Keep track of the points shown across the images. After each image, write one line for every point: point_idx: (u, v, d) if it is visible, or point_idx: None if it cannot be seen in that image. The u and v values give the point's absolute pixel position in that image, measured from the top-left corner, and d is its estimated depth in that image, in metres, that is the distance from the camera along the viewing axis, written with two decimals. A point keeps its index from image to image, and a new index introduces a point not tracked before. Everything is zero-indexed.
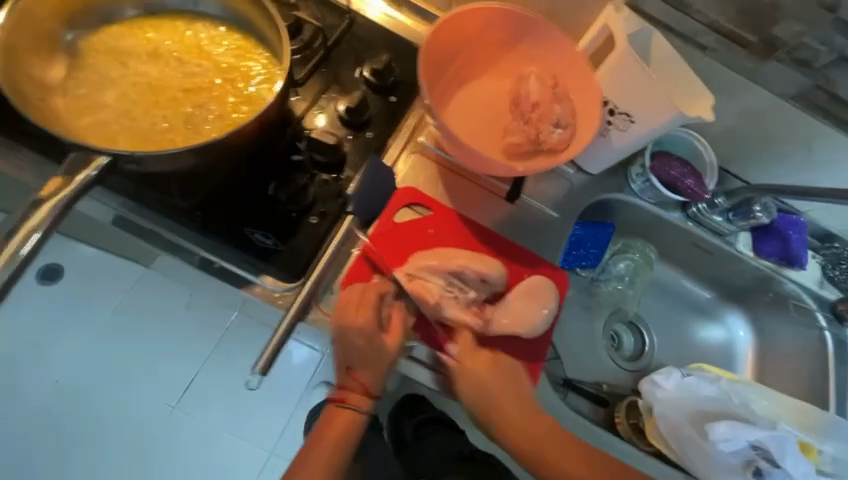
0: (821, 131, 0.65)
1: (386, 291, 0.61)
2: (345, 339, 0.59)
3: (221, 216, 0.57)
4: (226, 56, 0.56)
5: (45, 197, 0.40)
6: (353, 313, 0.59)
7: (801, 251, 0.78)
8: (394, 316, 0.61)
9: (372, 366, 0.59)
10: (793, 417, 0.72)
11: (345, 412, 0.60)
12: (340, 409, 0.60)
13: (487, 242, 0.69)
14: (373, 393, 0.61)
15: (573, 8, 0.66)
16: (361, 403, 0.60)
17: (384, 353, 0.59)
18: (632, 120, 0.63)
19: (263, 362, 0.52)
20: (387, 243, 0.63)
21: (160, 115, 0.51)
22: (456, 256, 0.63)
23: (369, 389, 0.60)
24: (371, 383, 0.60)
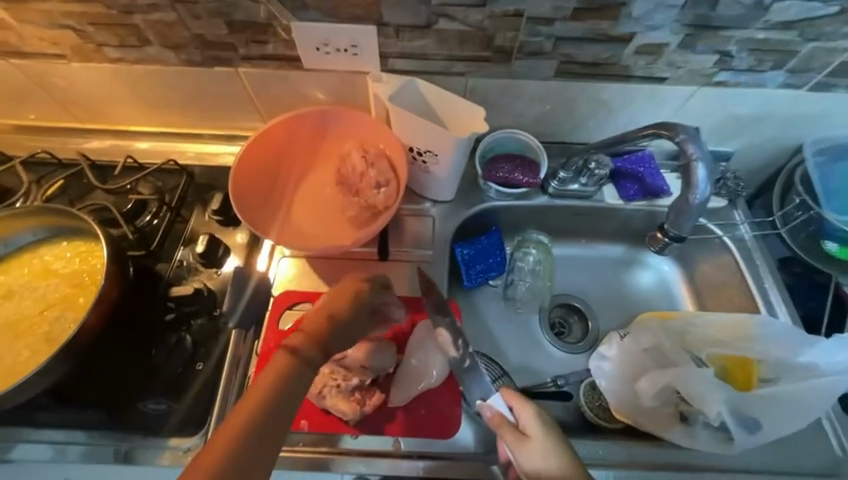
0: (597, 88, 0.72)
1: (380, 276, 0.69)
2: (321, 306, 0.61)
3: (116, 402, 0.61)
4: (71, 265, 0.63)
5: None
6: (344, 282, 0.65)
7: (657, 181, 0.84)
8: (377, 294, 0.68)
9: (348, 323, 0.60)
10: (733, 335, 0.70)
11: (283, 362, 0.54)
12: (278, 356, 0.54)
13: None
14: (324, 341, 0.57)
15: (348, 90, 0.75)
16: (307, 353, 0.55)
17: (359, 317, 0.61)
18: (437, 154, 0.71)
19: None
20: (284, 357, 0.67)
21: (22, 346, 0.57)
22: None
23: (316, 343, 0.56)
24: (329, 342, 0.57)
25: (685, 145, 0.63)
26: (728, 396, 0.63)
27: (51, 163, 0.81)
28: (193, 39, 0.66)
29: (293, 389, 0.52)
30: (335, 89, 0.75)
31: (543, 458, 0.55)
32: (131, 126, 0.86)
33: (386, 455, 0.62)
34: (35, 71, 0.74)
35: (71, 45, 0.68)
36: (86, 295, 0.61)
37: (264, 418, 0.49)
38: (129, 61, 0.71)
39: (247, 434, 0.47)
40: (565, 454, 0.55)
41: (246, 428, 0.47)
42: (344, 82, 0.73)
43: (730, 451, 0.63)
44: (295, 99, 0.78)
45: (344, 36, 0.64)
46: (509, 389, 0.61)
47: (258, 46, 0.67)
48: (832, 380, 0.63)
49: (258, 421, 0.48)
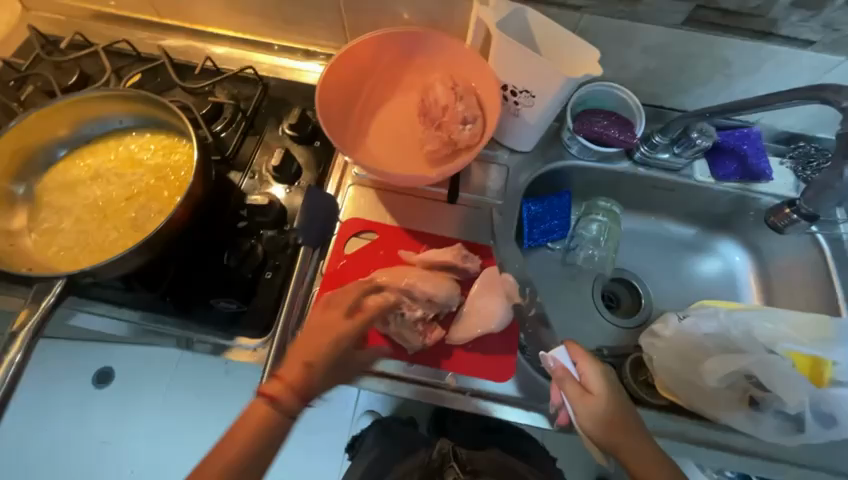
0: (726, 44, 0.64)
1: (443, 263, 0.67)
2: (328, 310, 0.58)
3: (190, 295, 0.64)
4: (155, 157, 0.63)
5: (17, 328, 0.48)
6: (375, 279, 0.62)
7: (761, 163, 0.77)
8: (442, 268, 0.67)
9: (321, 372, 0.54)
10: (811, 335, 0.67)
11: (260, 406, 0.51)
12: (256, 403, 0.51)
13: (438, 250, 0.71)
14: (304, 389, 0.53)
15: (447, 12, 0.69)
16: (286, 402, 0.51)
17: (345, 341, 0.57)
18: (534, 95, 0.65)
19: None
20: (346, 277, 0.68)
21: (111, 227, 0.59)
22: (407, 274, 0.64)
23: (303, 388, 0.52)
24: (316, 387, 0.53)
25: None
26: (804, 392, 0.61)
27: (129, 54, 0.79)
28: None
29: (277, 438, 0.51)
30: (433, 9, 0.69)
31: (604, 416, 0.57)
32: (209, 27, 0.83)
33: (437, 387, 0.63)
34: None
35: None
36: (170, 189, 0.62)
37: (255, 456, 0.50)
38: None
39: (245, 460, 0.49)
40: (627, 414, 0.58)
41: (250, 446, 0.49)
42: (446, 1, 0.67)
43: (793, 441, 0.62)
44: (385, 15, 0.72)
45: None
46: (575, 345, 0.62)
47: None
48: None
49: (254, 454, 0.50)
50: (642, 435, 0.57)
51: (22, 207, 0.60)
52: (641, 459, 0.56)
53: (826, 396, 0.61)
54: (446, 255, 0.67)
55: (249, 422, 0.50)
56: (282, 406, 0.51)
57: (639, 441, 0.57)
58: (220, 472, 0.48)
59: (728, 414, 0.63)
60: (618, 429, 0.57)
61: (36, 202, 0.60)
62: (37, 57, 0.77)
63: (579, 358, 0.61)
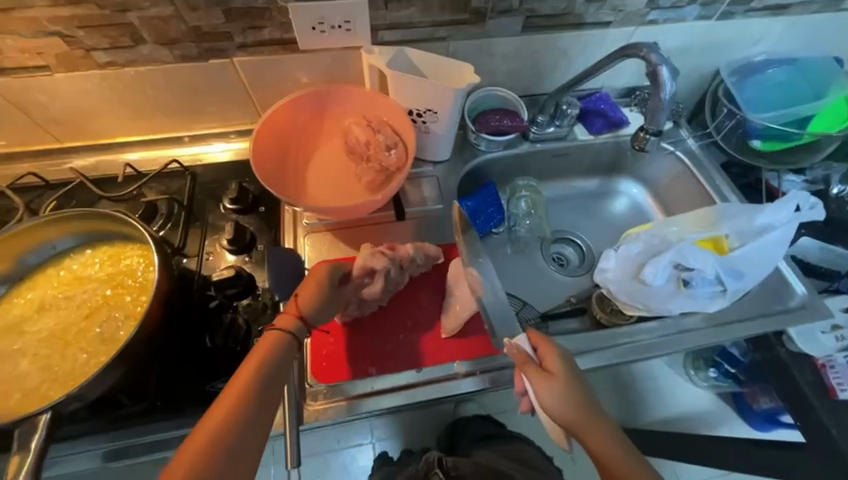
0: (557, 38, 0.84)
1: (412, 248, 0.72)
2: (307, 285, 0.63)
3: (182, 390, 0.62)
4: (103, 268, 0.62)
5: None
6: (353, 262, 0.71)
7: (618, 114, 0.98)
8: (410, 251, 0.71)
9: (319, 305, 0.62)
10: (699, 223, 0.85)
11: (272, 331, 0.59)
12: (266, 336, 0.59)
13: None
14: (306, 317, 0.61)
15: (342, 68, 0.80)
16: (289, 325, 0.60)
17: (334, 294, 0.64)
18: (436, 112, 0.78)
19: (293, 457, 0.57)
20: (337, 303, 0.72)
21: (77, 350, 0.56)
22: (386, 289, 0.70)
23: (305, 315, 0.61)
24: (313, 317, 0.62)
25: (649, 55, 0.72)
26: (713, 259, 0.78)
27: (37, 186, 0.77)
28: (189, 32, 0.69)
29: (281, 365, 0.57)
30: (330, 68, 0.80)
31: (563, 393, 0.60)
32: (117, 138, 0.84)
33: (449, 379, 0.68)
34: (11, 87, 0.71)
35: (57, 53, 0.68)
36: (130, 293, 0.61)
37: (252, 392, 0.53)
38: (119, 65, 0.71)
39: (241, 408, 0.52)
40: (583, 392, 0.61)
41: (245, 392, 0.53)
42: (338, 59, 0.78)
43: (722, 300, 0.78)
44: (288, 84, 0.81)
45: (339, 12, 0.70)
46: (533, 332, 0.67)
47: (255, 32, 0.71)
48: (773, 232, 0.79)
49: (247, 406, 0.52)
50: (593, 405, 0.61)
51: None
52: (593, 425, 0.60)
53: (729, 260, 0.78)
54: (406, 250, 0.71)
55: (251, 359, 0.56)
56: (287, 331, 0.59)
57: (591, 411, 0.60)
58: (225, 408, 0.51)
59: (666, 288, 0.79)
60: (574, 403, 0.60)
61: None
62: None
63: (542, 345, 0.65)
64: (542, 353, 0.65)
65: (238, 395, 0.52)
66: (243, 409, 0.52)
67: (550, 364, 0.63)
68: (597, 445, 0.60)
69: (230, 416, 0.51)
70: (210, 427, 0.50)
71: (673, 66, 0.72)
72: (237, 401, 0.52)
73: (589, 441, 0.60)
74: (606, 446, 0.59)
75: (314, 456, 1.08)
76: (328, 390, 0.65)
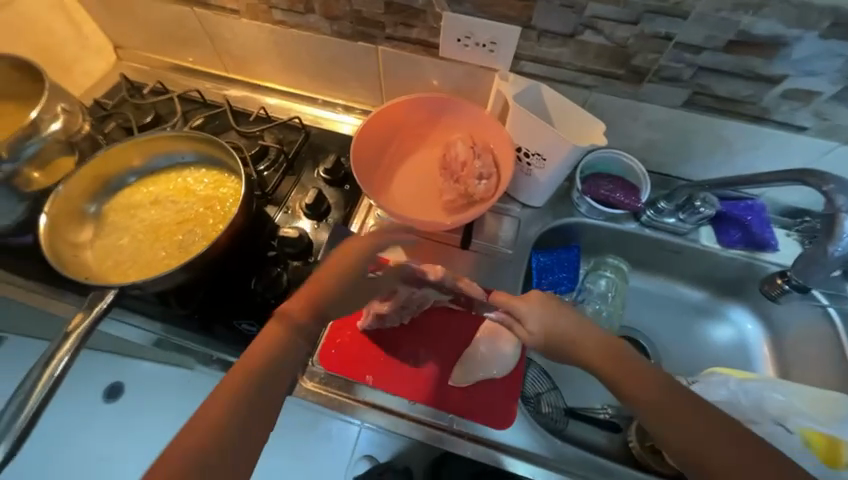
0: (723, 124, 0.70)
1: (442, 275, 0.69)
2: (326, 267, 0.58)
3: (216, 314, 0.69)
4: (206, 189, 0.72)
5: (71, 329, 0.55)
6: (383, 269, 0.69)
7: (765, 233, 0.79)
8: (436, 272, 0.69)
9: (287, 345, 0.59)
10: (822, 410, 0.66)
11: None
12: (270, 327, 0.49)
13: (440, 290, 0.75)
14: None
15: (471, 84, 0.79)
16: None
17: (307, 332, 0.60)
18: (545, 158, 0.72)
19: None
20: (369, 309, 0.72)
21: (160, 247, 0.66)
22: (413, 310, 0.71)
23: None
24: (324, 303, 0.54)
25: (833, 195, 0.56)
26: (810, 463, 0.61)
27: (197, 101, 0.93)
28: (350, 14, 0.74)
29: (283, 358, 0.48)
30: (459, 80, 0.79)
31: (546, 322, 0.62)
32: (266, 82, 0.96)
33: (438, 428, 0.65)
34: (209, 20, 0.85)
35: (246, 2, 0.79)
36: (214, 218, 0.70)
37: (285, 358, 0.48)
38: (288, 25, 0.81)
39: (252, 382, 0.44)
40: (566, 313, 0.62)
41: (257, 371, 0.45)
42: (471, 74, 0.77)
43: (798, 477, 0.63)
44: (416, 82, 0.83)
45: (488, 32, 0.68)
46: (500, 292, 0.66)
47: (405, 29, 0.73)
48: None
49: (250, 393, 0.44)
50: (583, 329, 0.60)
51: (89, 224, 0.68)
52: (590, 347, 0.58)
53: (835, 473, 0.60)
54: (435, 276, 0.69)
55: (264, 338, 0.48)
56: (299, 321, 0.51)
57: (588, 332, 0.59)
58: (226, 403, 0.42)
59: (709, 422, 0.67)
60: (564, 324, 0.61)
61: (101, 220, 0.69)
62: (123, 100, 0.91)
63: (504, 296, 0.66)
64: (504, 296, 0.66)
65: (269, 364, 0.46)
66: (258, 382, 0.45)
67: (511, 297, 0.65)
68: (616, 376, 0.54)
69: (240, 401, 0.43)
70: (181, 446, 0.38)
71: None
72: (250, 379, 0.45)
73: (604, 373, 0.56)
74: (615, 367, 0.55)
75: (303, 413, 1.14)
76: (326, 377, 0.67)
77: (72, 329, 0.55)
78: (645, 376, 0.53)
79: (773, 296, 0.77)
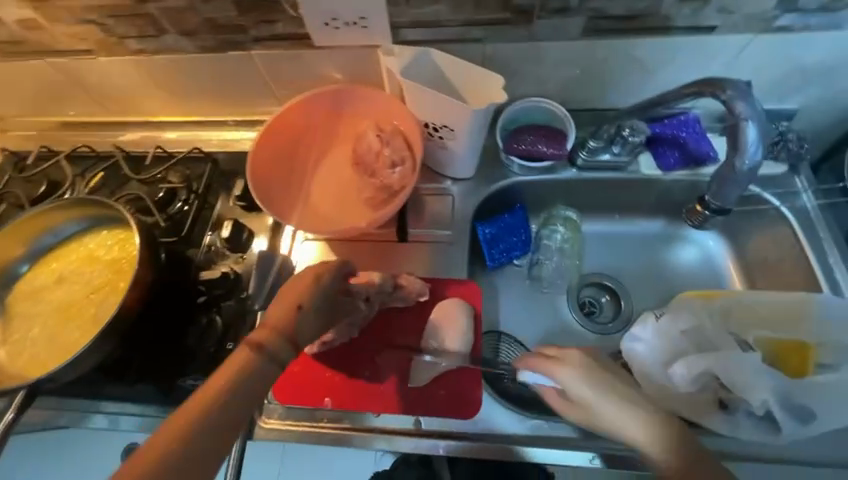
0: (629, 45, 0.65)
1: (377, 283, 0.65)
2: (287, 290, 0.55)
3: (157, 377, 0.66)
4: (111, 252, 0.68)
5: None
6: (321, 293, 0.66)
7: (702, 147, 0.76)
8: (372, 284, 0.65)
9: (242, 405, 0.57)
10: (783, 316, 0.64)
11: None
12: (240, 349, 0.48)
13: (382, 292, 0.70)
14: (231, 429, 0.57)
15: (361, 67, 0.72)
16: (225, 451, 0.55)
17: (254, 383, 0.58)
18: (453, 129, 0.67)
19: (233, 469, 0.59)
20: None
21: (74, 326, 0.63)
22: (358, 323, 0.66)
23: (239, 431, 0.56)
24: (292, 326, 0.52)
25: (732, 103, 0.58)
26: (780, 380, 0.57)
27: (89, 155, 0.86)
28: (205, 24, 0.67)
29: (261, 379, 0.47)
30: (348, 67, 0.73)
31: (581, 381, 0.52)
32: (158, 117, 0.89)
33: (407, 433, 0.63)
34: (69, 67, 0.78)
35: (96, 39, 0.72)
36: (125, 280, 0.66)
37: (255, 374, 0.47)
38: (151, 52, 0.74)
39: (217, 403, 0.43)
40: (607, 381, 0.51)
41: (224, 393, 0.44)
42: (356, 58, 0.70)
43: (777, 439, 0.58)
44: (306, 80, 0.77)
45: (353, 8, 0.61)
46: (441, 306, 0.67)
47: (269, 26, 0.66)
48: None
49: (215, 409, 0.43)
50: (623, 396, 0.51)
51: None
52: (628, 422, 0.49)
53: (804, 384, 0.58)
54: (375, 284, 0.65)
55: (228, 364, 0.46)
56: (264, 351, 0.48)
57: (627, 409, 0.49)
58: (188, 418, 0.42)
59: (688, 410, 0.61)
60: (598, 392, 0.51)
61: (8, 314, 0.65)
62: (8, 176, 0.84)
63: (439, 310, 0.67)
64: (440, 313, 0.67)
65: (226, 384, 0.45)
66: (203, 418, 0.42)
67: (442, 311, 0.67)
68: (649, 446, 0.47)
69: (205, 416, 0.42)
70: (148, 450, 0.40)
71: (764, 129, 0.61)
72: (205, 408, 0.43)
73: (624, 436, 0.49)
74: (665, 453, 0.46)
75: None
76: (285, 411, 0.65)
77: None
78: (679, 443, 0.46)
79: (716, 208, 0.70)
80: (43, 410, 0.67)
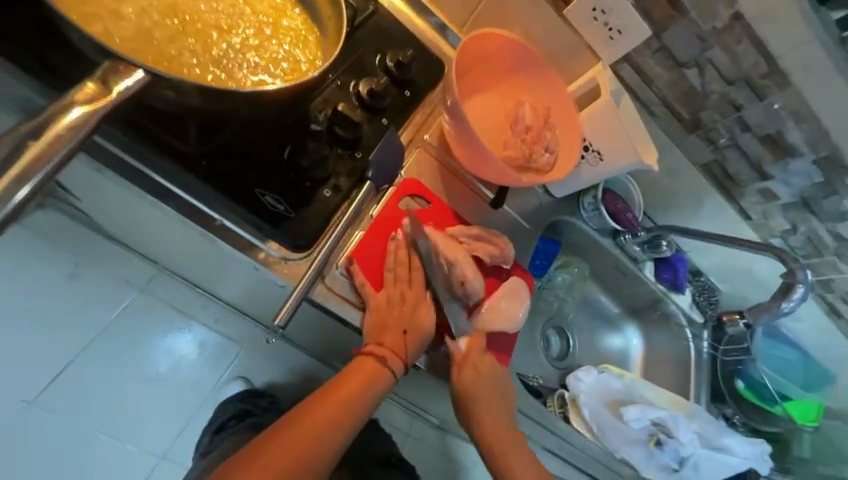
0: (709, 192, 0.88)
1: (472, 232, 0.72)
2: (387, 313, 0.60)
3: (230, 170, 0.52)
4: (265, 6, 0.53)
5: (69, 104, 0.36)
6: (421, 215, 0.70)
7: (683, 281, 1.05)
8: (471, 237, 0.72)
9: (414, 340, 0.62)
10: (682, 406, 0.93)
11: (369, 363, 0.59)
12: (369, 367, 0.59)
13: (470, 239, 0.72)
14: (405, 360, 0.61)
15: (568, 56, 0.77)
16: (395, 367, 0.60)
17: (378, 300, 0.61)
18: (602, 158, 0.78)
19: (286, 316, 0.51)
20: None
21: (189, 45, 0.46)
22: (457, 257, 0.66)
23: (400, 354, 0.60)
24: (412, 357, 0.62)
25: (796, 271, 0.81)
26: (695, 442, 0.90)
27: None
28: None
29: (375, 404, 0.59)
30: (559, 47, 0.77)
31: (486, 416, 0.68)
32: None
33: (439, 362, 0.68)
34: None
35: None
36: (273, 48, 0.52)
37: (375, 388, 0.59)
38: None
39: (335, 430, 0.55)
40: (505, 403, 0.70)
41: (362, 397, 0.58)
42: (573, 48, 0.76)
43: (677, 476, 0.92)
44: (517, 23, 0.76)
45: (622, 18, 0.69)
46: (513, 279, 0.74)
47: None
48: (734, 457, 0.92)
49: (353, 408, 0.57)
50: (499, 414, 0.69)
51: None
52: (499, 435, 0.68)
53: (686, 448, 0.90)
54: (474, 232, 0.72)
55: (361, 375, 0.59)
56: (389, 369, 0.60)
57: (508, 444, 0.69)
58: (335, 407, 0.56)
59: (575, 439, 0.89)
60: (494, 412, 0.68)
61: None
62: None
63: (507, 281, 0.74)
64: (512, 285, 0.73)
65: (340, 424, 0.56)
66: (333, 452, 0.54)
67: (512, 284, 0.73)
68: (496, 449, 0.68)
69: (328, 441, 0.54)
70: (303, 445, 0.52)
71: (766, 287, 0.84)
72: (330, 427, 0.55)
73: (487, 439, 0.68)
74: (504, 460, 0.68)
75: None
76: (346, 288, 0.61)
77: (67, 106, 0.36)
78: (521, 462, 0.69)
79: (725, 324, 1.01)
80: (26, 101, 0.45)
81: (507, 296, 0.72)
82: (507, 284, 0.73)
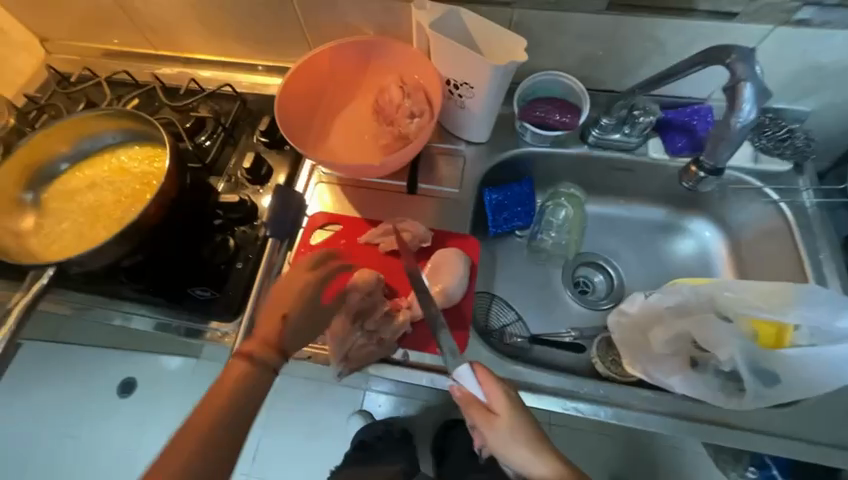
0: (648, 25, 0.68)
1: (383, 230, 0.74)
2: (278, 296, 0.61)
3: (169, 286, 0.71)
4: (141, 166, 0.72)
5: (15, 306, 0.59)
6: (332, 240, 0.75)
7: (708, 136, 0.78)
8: (384, 234, 0.74)
9: (297, 321, 0.60)
10: (773, 300, 0.65)
11: (242, 364, 0.55)
12: (237, 364, 0.55)
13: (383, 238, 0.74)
14: (282, 343, 0.58)
15: (395, 20, 0.76)
16: (270, 358, 0.56)
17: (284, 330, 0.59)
18: (472, 86, 0.70)
19: None
20: (334, 254, 0.74)
21: (101, 227, 0.68)
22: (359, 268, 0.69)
23: (279, 338, 0.58)
24: (291, 345, 0.59)
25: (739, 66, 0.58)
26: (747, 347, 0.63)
27: (128, 83, 0.90)
28: None
29: (260, 389, 0.55)
30: (382, 19, 0.76)
31: (511, 433, 0.58)
32: (196, 54, 0.92)
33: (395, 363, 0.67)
34: None
35: None
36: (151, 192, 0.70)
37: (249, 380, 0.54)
38: None
39: (227, 409, 0.52)
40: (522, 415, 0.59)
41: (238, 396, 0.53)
42: (390, 9, 0.74)
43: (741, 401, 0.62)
44: (341, 28, 0.80)
45: None
46: (444, 250, 0.72)
47: None
48: None
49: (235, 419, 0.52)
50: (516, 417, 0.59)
51: (28, 211, 0.70)
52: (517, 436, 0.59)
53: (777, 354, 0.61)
54: (383, 228, 0.74)
55: (230, 378, 0.54)
56: (264, 363, 0.56)
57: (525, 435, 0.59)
58: (220, 391, 0.53)
59: (586, 392, 0.65)
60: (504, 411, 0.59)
61: (40, 208, 0.71)
62: (52, 90, 0.89)
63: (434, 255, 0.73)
64: (440, 257, 0.71)
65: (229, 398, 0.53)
66: (226, 419, 0.52)
67: (442, 255, 0.72)
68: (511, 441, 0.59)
69: (218, 417, 0.52)
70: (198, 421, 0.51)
71: (763, 83, 0.58)
72: (221, 406, 0.52)
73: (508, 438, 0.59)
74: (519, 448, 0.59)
75: (310, 382, 1.25)
76: None
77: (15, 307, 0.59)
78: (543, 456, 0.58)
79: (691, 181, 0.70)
80: (62, 305, 0.72)
81: (435, 269, 0.70)
82: (437, 257, 0.72)
